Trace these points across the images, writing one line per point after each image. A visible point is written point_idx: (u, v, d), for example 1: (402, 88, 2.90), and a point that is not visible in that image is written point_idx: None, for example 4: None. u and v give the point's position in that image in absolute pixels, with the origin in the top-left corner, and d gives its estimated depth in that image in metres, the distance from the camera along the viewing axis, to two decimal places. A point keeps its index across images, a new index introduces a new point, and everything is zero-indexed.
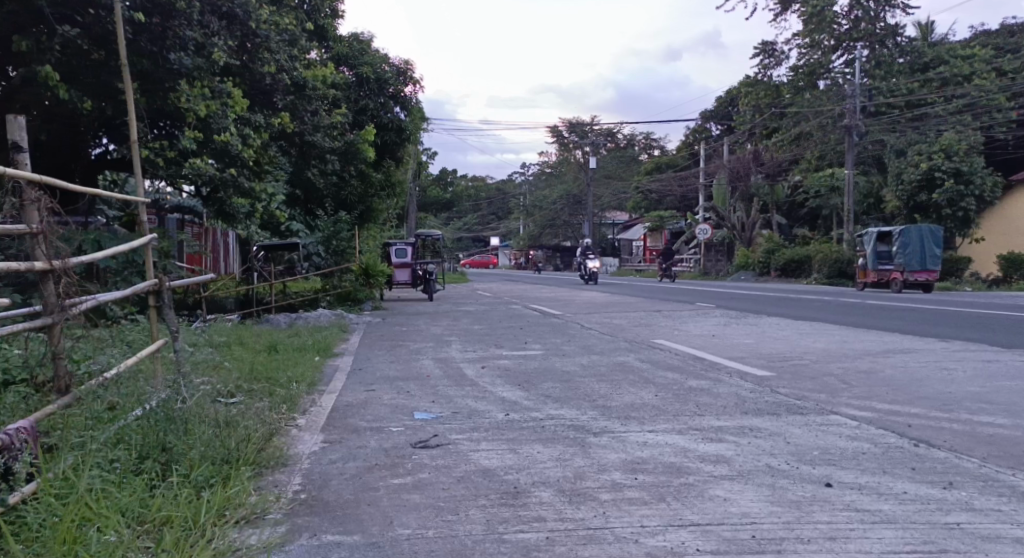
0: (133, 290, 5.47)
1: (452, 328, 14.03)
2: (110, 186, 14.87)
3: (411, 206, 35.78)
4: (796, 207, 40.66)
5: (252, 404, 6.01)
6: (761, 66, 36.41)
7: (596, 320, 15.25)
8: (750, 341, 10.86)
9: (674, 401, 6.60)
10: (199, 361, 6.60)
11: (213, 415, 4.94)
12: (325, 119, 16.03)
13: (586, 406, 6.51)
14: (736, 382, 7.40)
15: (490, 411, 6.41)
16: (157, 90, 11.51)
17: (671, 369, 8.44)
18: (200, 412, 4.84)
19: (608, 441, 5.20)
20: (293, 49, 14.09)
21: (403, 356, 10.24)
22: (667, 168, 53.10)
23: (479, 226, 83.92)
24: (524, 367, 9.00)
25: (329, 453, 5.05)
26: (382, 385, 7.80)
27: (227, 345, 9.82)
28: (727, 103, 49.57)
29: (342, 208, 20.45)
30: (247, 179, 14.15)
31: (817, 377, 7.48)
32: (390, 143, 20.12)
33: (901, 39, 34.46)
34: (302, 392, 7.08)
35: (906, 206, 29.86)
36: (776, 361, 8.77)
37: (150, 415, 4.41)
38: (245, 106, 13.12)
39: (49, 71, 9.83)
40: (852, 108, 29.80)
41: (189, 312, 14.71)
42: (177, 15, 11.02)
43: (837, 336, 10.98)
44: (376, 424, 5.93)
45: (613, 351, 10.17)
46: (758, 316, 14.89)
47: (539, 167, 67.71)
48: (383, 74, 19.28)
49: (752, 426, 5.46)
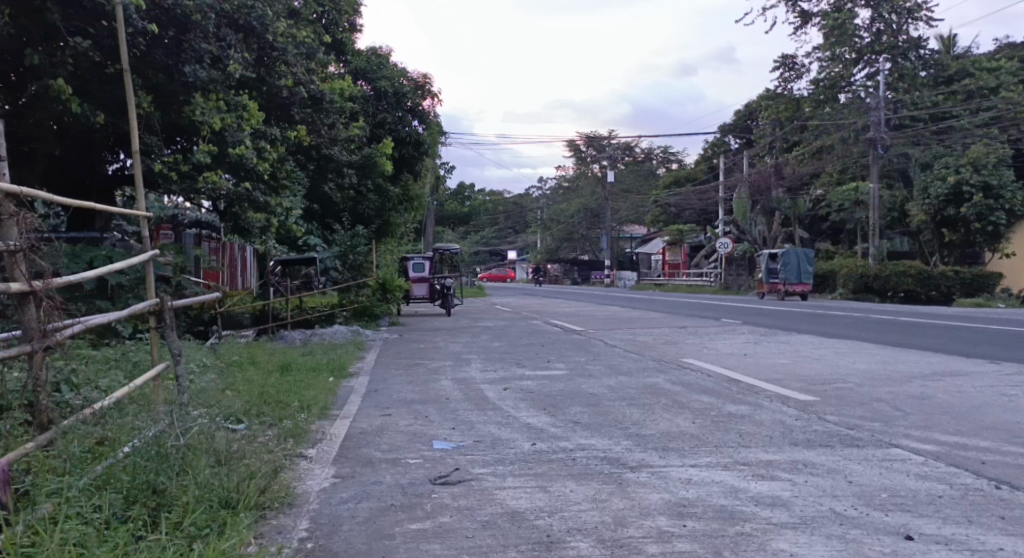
0: (132, 310, 5.01)
1: (472, 345, 13.56)
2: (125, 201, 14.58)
3: (428, 221, 35.45)
4: (819, 221, 39.94)
5: (258, 435, 5.54)
6: (781, 79, 35.77)
7: (620, 336, 14.73)
8: (784, 361, 10.31)
9: (714, 430, 6.08)
10: (201, 390, 6.13)
11: (211, 449, 4.47)
12: (343, 133, 15.74)
13: (619, 434, 6.02)
14: (778, 407, 6.88)
15: (515, 440, 5.93)
16: (172, 104, 11.27)
17: (706, 393, 7.89)
18: (197, 445, 4.39)
19: (648, 477, 4.70)
20: (311, 62, 13.71)
21: (420, 376, 9.76)
22: (686, 181, 52.51)
23: (495, 240, 83.46)
24: (548, 389, 8.50)
25: (339, 491, 4.58)
26: (399, 410, 7.34)
27: (238, 366, 9.44)
28: (747, 116, 49.50)
29: (359, 223, 20.04)
30: (263, 194, 13.80)
31: (866, 403, 6.94)
32: (408, 157, 19.77)
33: (924, 51, 32.90)
34: (312, 420, 6.60)
35: (933, 220, 29.27)
36: (818, 384, 8.21)
37: (144, 452, 3.97)
38: (261, 119, 12.69)
39: (61, 84, 9.51)
40: (877, 121, 29.07)
41: (205, 327, 14.45)
42: (193, 28, 10.70)
43: (877, 356, 10.42)
44: (392, 456, 5.46)
45: (641, 372, 9.64)
46: (787, 333, 14.33)
47: (556, 182, 67.31)
48: (401, 88, 18.95)
49: (807, 460, 4.96)
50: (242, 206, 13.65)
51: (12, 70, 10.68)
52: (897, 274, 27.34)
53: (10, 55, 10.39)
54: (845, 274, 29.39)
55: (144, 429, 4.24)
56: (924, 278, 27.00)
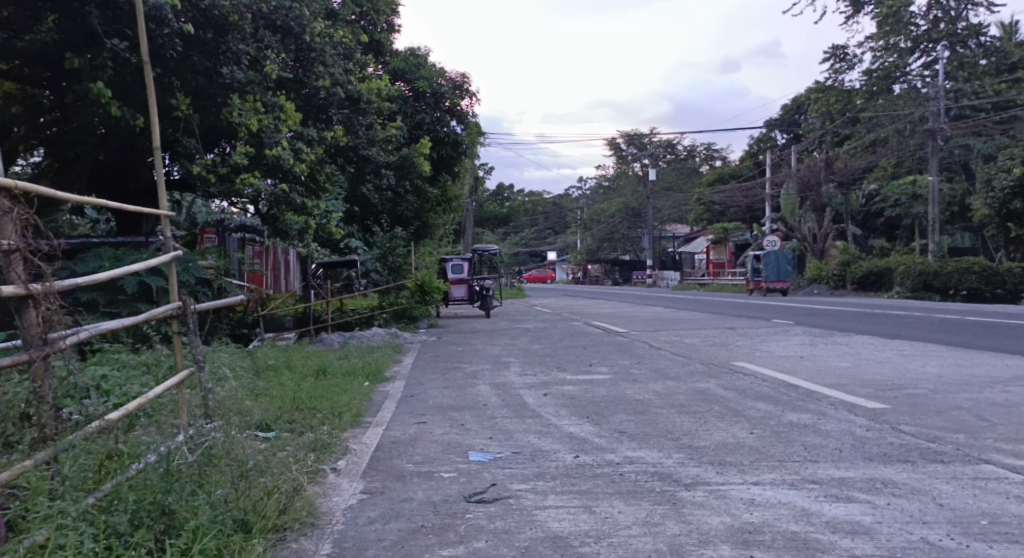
0: (150, 315, 4.63)
1: (511, 347, 13.15)
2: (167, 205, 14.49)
3: (468, 221, 35.17)
4: (872, 217, 38.70)
5: (283, 446, 5.18)
6: (830, 71, 34.69)
7: (666, 338, 14.20)
8: (846, 365, 9.65)
9: (775, 441, 5.59)
10: (226, 401, 5.79)
11: (229, 465, 4.08)
12: (380, 133, 15.20)
13: (670, 446, 5.55)
14: (844, 417, 6.36)
15: (558, 451, 5.50)
16: (210, 105, 11.03)
17: (762, 399, 7.37)
18: (214, 460, 4.01)
19: (705, 497, 4.23)
20: (348, 62, 13.38)
21: (457, 380, 9.35)
22: (730, 179, 51.49)
23: (535, 240, 83.07)
24: (592, 394, 8.04)
25: (367, 509, 4.20)
26: (434, 417, 6.95)
27: (273, 370, 9.17)
28: (794, 111, 48.31)
29: (398, 224, 19.76)
30: (301, 196, 13.55)
31: (942, 413, 6.42)
32: (447, 158, 19.43)
33: (983, 40, 31.76)
34: (344, 430, 6.24)
35: (997, 215, 28.14)
36: (885, 390, 7.64)
37: (156, 471, 3.64)
38: (299, 119, 12.38)
39: (101, 88, 9.19)
40: (935, 112, 27.89)
41: (249, 330, 14.16)
42: (231, 28, 10.47)
43: (946, 358, 9.80)
44: (425, 469, 5.06)
45: (690, 376, 9.14)
46: (846, 334, 13.64)
47: (596, 181, 66.52)
48: (440, 88, 18.60)
49: (886, 479, 4.47)
50: (280, 208, 13.41)
51: (53, 74, 10.51)
52: (959, 271, 26.36)
53: (49, 59, 10.20)
54: (902, 271, 28.29)
55: (156, 444, 3.86)
56: (990, 275, 26.00)
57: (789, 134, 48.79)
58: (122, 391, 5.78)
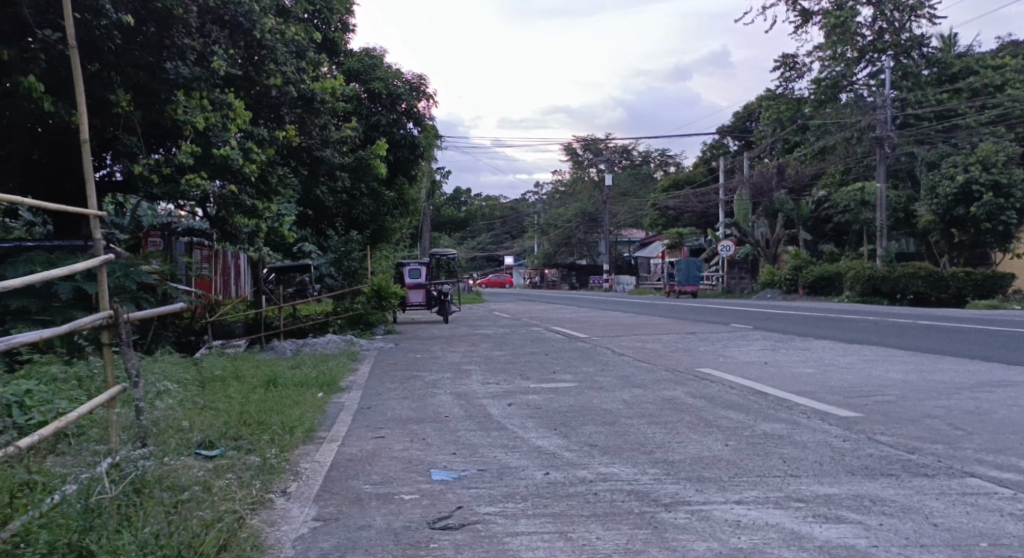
0: (77, 325, 4.21)
1: (470, 354, 12.81)
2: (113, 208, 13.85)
3: (426, 225, 34.77)
4: (822, 223, 39.27)
5: (228, 470, 4.77)
6: (782, 79, 35.10)
7: (627, 343, 13.97)
8: (811, 371, 9.50)
9: (752, 454, 5.34)
10: (165, 418, 5.34)
11: (162, 497, 3.65)
12: (335, 134, 14.73)
13: (644, 461, 5.26)
14: (820, 427, 6.15)
15: (527, 468, 5.17)
16: (154, 103, 10.50)
17: (733, 408, 7.14)
18: (143, 496, 3.58)
19: (688, 519, 3.94)
20: (301, 60, 12.85)
21: (417, 390, 8.97)
22: (685, 184, 51.82)
23: (493, 245, 82.88)
24: (557, 404, 7.73)
25: (319, 540, 3.81)
26: (394, 431, 6.57)
27: (221, 381, 8.70)
28: (746, 118, 48.91)
29: (353, 228, 19.24)
30: (251, 198, 13.02)
31: (917, 421, 6.26)
32: (404, 161, 19.00)
33: (927, 50, 32.42)
34: (295, 447, 5.82)
35: (941, 221, 28.48)
36: (856, 397, 7.47)
37: (71, 511, 3.22)
38: (249, 118, 11.83)
39: (34, 81, 8.54)
40: (883, 120, 28.26)
41: (196, 338, 13.62)
42: (176, 23, 9.91)
43: (908, 364, 9.71)
44: (384, 490, 4.69)
45: (656, 384, 8.89)
46: (804, 338, 13.59)
47: (552, 186, 66.54)
48: (396, 89, 18.15)
49: (874, 495, 4.24)
50: (230, 210, 12.84)
51: None
52: (907, 276, 26.69)
53: None
54: (853, 276, 28.63)
55: (76, 475, 3.42)
56: (935, 280, 26.26)
57: (742, 140, 49.39)
58: (50, 411, 5.31)
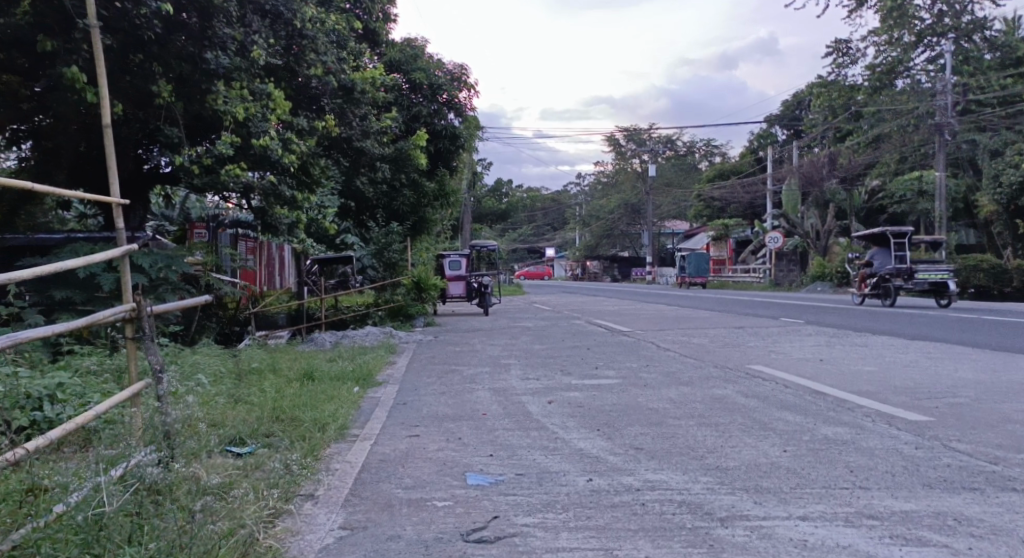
0: (94, 318, 3.95)
1: (511, 347, 12.48)
2: (161, 199, 13.70)
3: (465, 216, 34.55)
4: (875, 213, 38.04)
5: (255, 473, 4.50)
6: (834, 66, 34.00)
7: (673, 337, 13.54)
8: (871, 369, 8.96)
9: (814, 462, 4.91)
10: (194, 418, 5.10)
11: (177, 513, 3.36)
12: (375, 124, 14.43)
13: (695, 467, 4.87)
14: (888, 431, 5.70)
15: (568, 473, 4.82)
16: (194, 93, 10.23)
17: (789, 409, 6.72)
18: (156, 514, 3.29)
19: (749, 537, 3.56)
20: (342, 51, 12.55)
21: (454, 386, 8.66)
22: (731, 175, 50.73)
23: (534, 237, 82.37)
24: (600, 402, 7.35)
25: (344, 552, 3.51)
26: (429, 429, 6.28)
27: (255, 374, 8.49)
28: (795, 107, 47.66)
29: (394, 219, 18.92)
30: (291, 189, 12.76)
31: (995, 426, 5.77)
32: (444, 151, 18.75)
33: (989, 34, 31.09)
34: (327, 445, 5.58)
35: (1005, 211, 27.43)
36: (923, 398, 6.96)
37: (78, 525, 2.97)
38: (289, 108, 11.40)
39: (75, 70, 8.36)
40: (943, 106, 27.53)
41: (240, 329, 13.43)
42: (216, 11, 9.55)
43: (976, 362, 9.13)
44: (416, 495, 4.39)
45: (705, 381, 8.46)
46: (861, 334, 12.96)
47: (594, 177, 65.77)
48: (437, 80, 17.85)
49: (957, 514, 3.81)
50: (270, 202, 12.54)
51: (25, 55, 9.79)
52: (969, 268, 25.61)
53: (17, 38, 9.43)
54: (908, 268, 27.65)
55: (83, 490, 3.14)
56: (997, 272, 25.18)
57: (790, 130, 48.11)
58: (79, 405, 5.11)
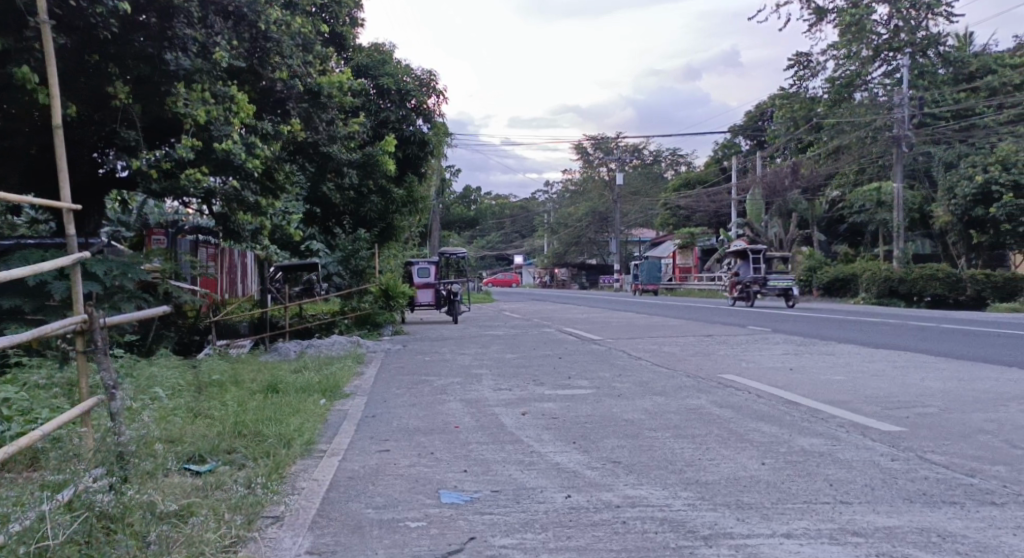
0: (43, 330, 3.73)
1: (481, 357, 12.35)
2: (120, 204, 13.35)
3: (434, 224, 34.37)
4: (836, 223, 38.57)
5: (214, 494, 4.31)
6: (796, 78, 34.45)
7: (643, 346, 13.51)
8: (839, 378, 8.97)
9: (795, 476, 4.83)
10: (150, 434, 4.88)
11: (127, 545, 3.17)
12: (342, 129, 14.22)
13: (674, 482, 4.76)
14: (864, 443, 5.65)
15: (545, 490, 4.67)
16: (154, 95, 9.94)
17: (764, 419, 6.66)
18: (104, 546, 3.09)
19: None
20: (308, 54, 12.34)
21: (425, 397, 8.49)
22: (696, 184, 51.19)
23: (502, 244, 82.36)
24: (575, 413, 7.23)
25: None
26: (399, 443, 6.11)
27: (217, 385, 8.25)
28: (758, 118, 48.28)
29: (361, 226, 18.68)
30: (255, 194, 12.48)
31: (968, 437, 5.75)
32: (412, 157, 18.56)
33: (943, 49, 31.68)
34: (292, 461, 5.39)
35: (960, 221, 27.90)
36: (895, 408, 6.95)
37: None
38: (253, 112, 11.14)
39: (26, 70, 8.07)
40: (901, 118, 27.76)
41: (200, 338, 13.12)
42: (177, 11, 9.30)
43: (942, 371, 9.19)
44: (387, 515, 4.22)
45: (679, 391, 8.38)
46: (828, 343, 13.02)
47: (561, 185, 66.00)
48: (405, 85, 17.66)
49: (941, 529, 3.75)
50: (232, 207, 12.25)
51: None
52: (924, 278, 26.02)
53: None
54: (868, 278, 28.05)
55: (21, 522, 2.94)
56: (954, 282, 25.59)
57: (754, 140, 48.68)
58: (25, 422, 4.86)
